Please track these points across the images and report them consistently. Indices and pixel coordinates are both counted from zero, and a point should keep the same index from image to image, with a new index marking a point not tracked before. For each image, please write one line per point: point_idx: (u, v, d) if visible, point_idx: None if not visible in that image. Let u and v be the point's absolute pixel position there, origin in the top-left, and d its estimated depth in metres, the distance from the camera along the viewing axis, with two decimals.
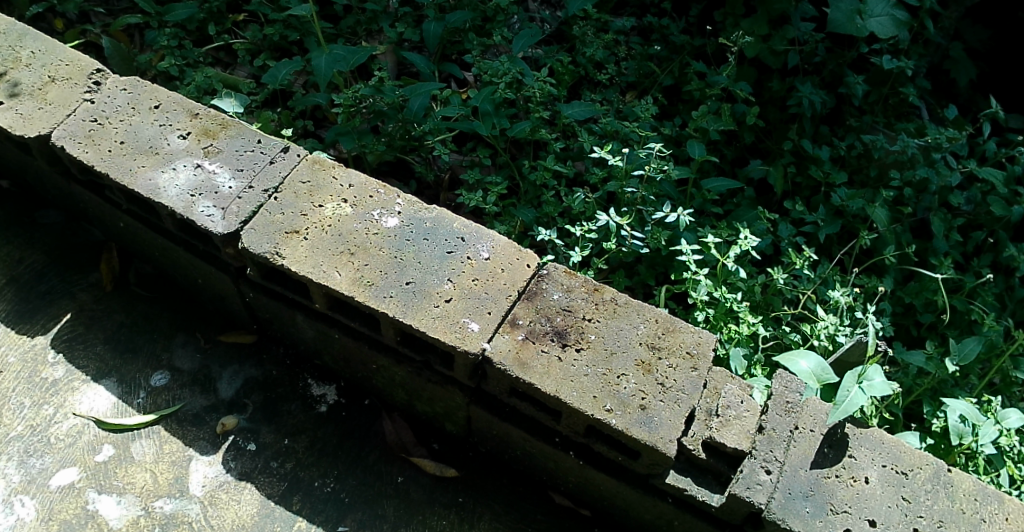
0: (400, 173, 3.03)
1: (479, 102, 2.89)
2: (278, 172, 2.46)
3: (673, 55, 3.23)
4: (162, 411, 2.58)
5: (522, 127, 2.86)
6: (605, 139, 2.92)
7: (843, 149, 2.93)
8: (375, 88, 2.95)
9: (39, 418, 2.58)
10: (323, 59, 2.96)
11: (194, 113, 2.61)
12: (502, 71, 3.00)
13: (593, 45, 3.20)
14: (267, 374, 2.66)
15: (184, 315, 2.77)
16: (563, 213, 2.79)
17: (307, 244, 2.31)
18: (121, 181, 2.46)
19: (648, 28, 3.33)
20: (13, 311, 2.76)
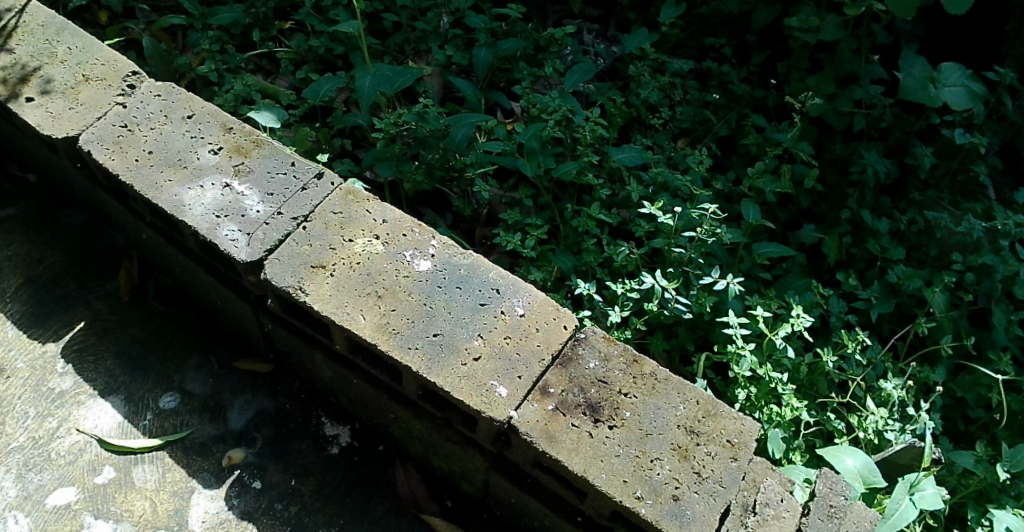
0: (438, 206, 2.92)
1: (525, 138, 2.75)
2: (310, 200, 2.33)
3: (731, 104, 3.07)
4: (167, 437, 2.47)
5: (568, 168, 2.73)
6: (654, 189, 2.78)
7: (903, 223, 2.78)
8: (417, 115, 2.79)
9: (42, 430, 2.48)
10: (366, 78, 2.83)
11: (227, 127, 2.50)
12: (552, 107, 2.86)
13: (649, 86, 3.05)
14: (279, 407, 2.54)
15: (199, 334, 2.66)
16: (604, 265, 2.65)
17: (332, 281, 2.18)
18: (145, 194, 2.35)
19: (706, 71, 3.17)
20: (28, 314, 2.67)
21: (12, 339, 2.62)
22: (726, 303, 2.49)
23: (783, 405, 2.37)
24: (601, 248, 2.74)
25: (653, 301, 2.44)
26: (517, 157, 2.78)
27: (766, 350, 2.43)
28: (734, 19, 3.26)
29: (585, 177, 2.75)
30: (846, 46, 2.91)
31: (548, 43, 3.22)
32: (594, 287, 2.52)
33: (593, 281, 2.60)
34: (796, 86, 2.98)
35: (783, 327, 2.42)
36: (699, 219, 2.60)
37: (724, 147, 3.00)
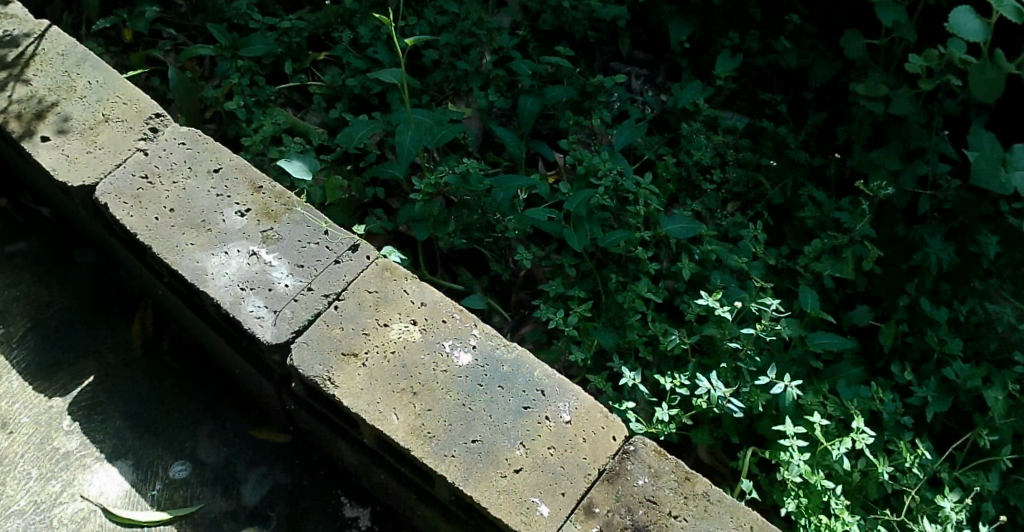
0: (479, 271, 2.79)
1: (573, 207, 2.58)
2: (342, 276, 2.20)
3: (786, 171, 2.88)
4: (177, 510, 2.32)
5: (617, 237, 2.56)
6: (704, 264, 2.61)
7: (962, 312, 2.60)
8: (459, 175, 2.65)
9: (44, 494, 2.32)
10: (408, 136, 2.68)
11: (256, 185, 2.35)
12: (605, 169, 2.69)
13: (702, 145, 2.87)
14: (296, 483, 2.41)
15: (215, 397, 2.52)
16: (647, 346, 2.50)
17: (364, 372, 2.06)
18: (165, 258, 2.20)
19: (761, 131, 2.97)
20: (34, 363, 2.51)
21: (15, 391, 2.46)
22: (780, 404, 2.34)
23: (834, 518, 2.14)
24: (645, 323, 2.57)
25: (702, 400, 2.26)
26: (563, 226, 2.62)
27: (818, 458, 2.26)
28: (792, 72, 3.09)
29: (632, 247, 2.61)
30: (914, 120, 2.78)
31: (595, 92, 3.04)
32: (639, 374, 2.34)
33: (635, 364, 2.44)
34: (861, 160, 2.79)
35: (842, 437, 2.25)
36: (757, 314, 2.47)
37: (778, 216, 2.83)
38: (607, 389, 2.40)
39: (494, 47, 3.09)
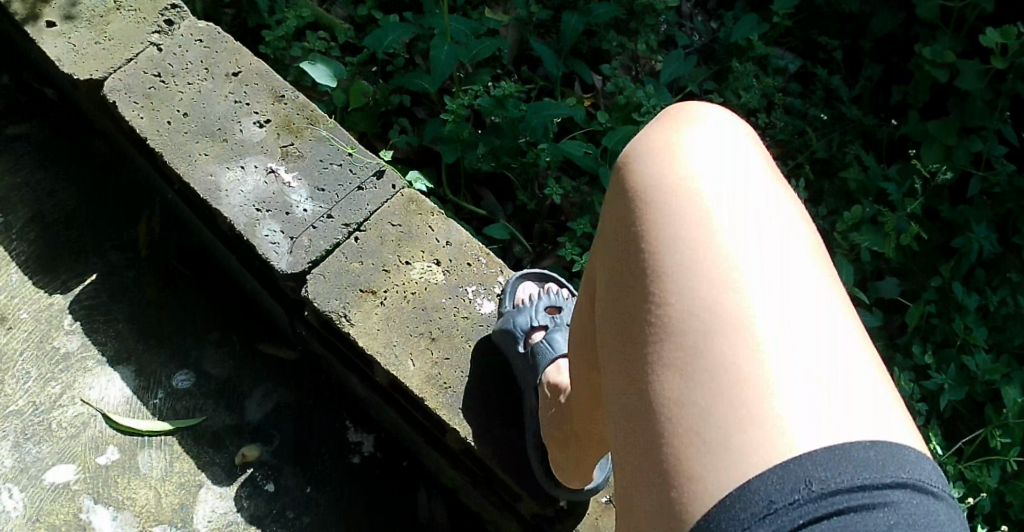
0: (503, 197, 2.67)
1: (611, 144, 2.49)
2: (365, 204, 2.09)
3: (835, 124, 2.74)
4: (178, 422, 2.28)
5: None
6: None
7: (992, 303, 2.48)
8: (495, 98, 2.49)
9: (44, 395, 2.28)
10: (445, 47, 2.54)
11: (278, 94, 2.20)
12: (650, 106, 2.57)
13: (747, 89, 2.73)
14: (301, 403, 2.36)
15: (222, 307, 2.44)
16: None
17: (382, 312, 1.97)
18: (176, 168, 2.08)
19: (812, 76, 2.87)
20: (37, 257, 2.43)
21: (16, 285, 2.38)
22: None
23: None
24: None
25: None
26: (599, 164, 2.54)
27: None
28: (853, 18, 2.90)
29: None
30: (980, 98, 2.59)
31: (640, 14, 2.88)
32: None
33: None
34: (916, 128, 2.64)
35: None
36: None
37: (821, 171, 2.70)
38: None
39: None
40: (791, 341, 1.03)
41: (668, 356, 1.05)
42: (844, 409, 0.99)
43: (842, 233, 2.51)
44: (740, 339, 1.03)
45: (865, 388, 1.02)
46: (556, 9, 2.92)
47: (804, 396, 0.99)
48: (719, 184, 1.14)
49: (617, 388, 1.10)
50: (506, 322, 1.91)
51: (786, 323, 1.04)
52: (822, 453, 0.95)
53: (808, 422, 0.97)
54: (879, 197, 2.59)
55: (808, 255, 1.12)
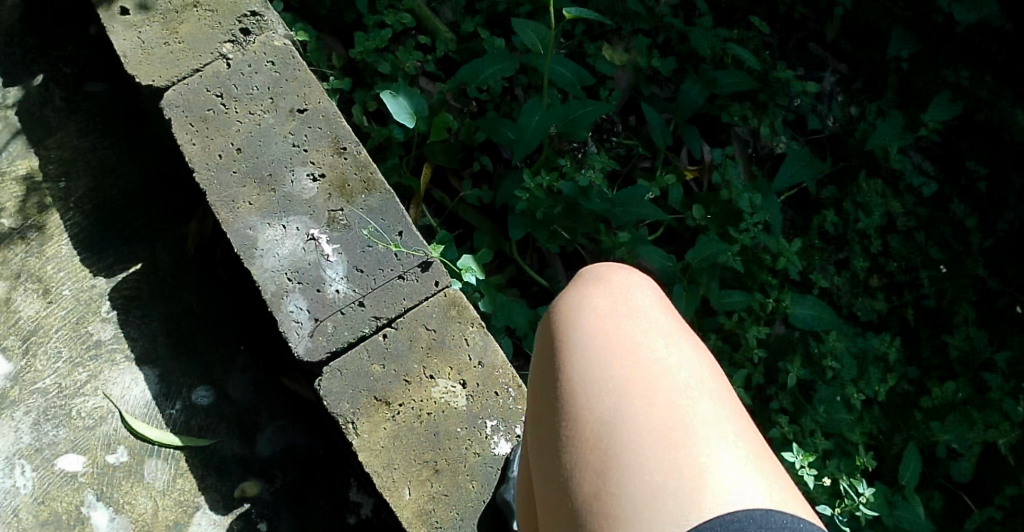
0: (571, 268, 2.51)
1: (693, 258, 2.24)
2: (401, 298, 2.00)
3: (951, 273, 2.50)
4: (191, 439, 2.32)
5: (736, 301, 2.25)
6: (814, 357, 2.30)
7: None
8: (577, 184, 2.25)
9: (70, 379, 2.30)
10: (536, 114, 2.28)
11: (339, 146, 2.05)
12: (751, 222, 2.31)
13: (866, 209, 2.49)
14: (311, 448, 2.42)
15: (254, 330, 2.48)
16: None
17: (391, 426, 1.95)
18: (216, 211, 1.96)
19: (944, 206, 2.58)
20: (86, 233, 2.43)
21: (62, 259, 2.38)
22: None
23: None
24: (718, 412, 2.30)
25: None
26: (677, 282, 2.26)
27: None
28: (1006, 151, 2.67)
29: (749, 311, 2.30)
30: None
31: (776, 89, 2.59)
32: None
33: None
34: None
35: None
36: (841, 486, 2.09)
37: (925, 320, 2.45)
38: None
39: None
40: (689, 446, 1.17)
41: (581, 468, 1.19)
42: (744, 494, 1.12)
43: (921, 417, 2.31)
44: (647, 443, 1.17)
45: (764, 473, 1.16)
46: (684, 55, 2.63)
47: (707, 472, 1.14)
48: (625, 319, 1.29)
49: (545, 501, 1.23)
50: (509, 490, 1.88)
51: (685, 428, 1.18)
52: (729, 512, 1.09)
53: (715, 508, 1.11)
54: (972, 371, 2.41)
55: (700, 370, 1.26)
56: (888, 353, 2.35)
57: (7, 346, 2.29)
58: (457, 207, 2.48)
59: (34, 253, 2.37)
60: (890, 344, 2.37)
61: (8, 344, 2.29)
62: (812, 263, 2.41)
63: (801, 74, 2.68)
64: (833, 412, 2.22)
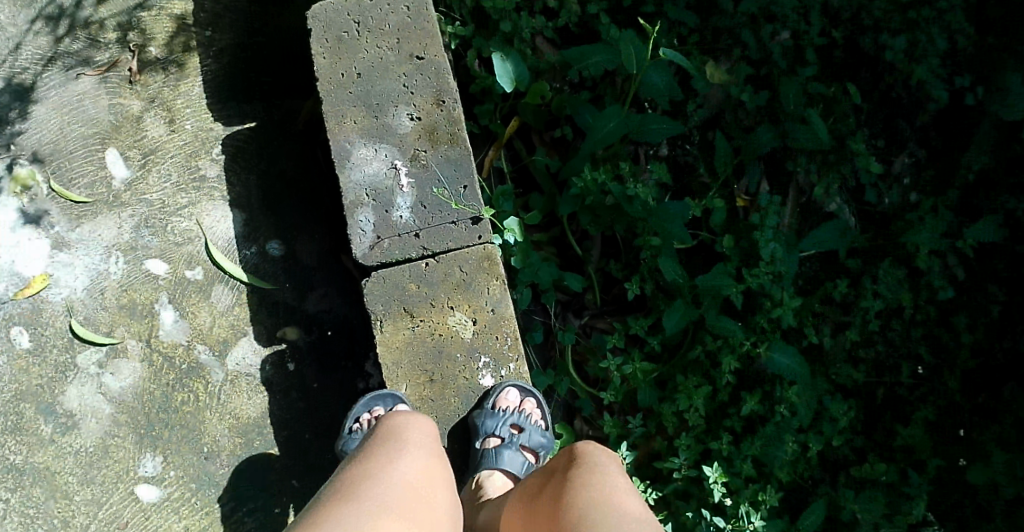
0: (608, 252, 2.87)
1: (700, 283, 2.66)
2: (449, 239, 2.36)
3: (929, 373, 2.83)
4: (255, 279, 2.82)
5: (727, 328, 2.65)
6: (773, 398, 2.73)
7: None
8: (624, 190, 2.66)
9: (172, 200, 2.82)
10: (613, 121, 2.65)
11: (440, 97, 2.38)
12: (764, 270, 2.70)
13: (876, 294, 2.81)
14: (349, 316, 2.88)
15: (332, 207, 2.90)
16: (664, 439, 2.74)
17: (408, 334, 2.38)
18: (326, 121, 2.35)
19: (948, 311, 2.85)
20: (218, 82, 2.87)
21: (194, 98, 2.86)
22: None
23: None
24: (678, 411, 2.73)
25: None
26: (680, 299, 2.69)
27: None
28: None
29: (731, 342, 2.71)
30: None
31: (849, 155, 2.89)
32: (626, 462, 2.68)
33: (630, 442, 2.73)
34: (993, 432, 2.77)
35: None
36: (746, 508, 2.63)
37: (886, 399, 2.83)
38: (610, 435, 2.73)
39: (792, 26, 2.89)
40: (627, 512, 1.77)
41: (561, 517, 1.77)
42: None
43: (845, 477, 2.74)
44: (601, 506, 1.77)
45: None
46: (772, 96, 2.88)
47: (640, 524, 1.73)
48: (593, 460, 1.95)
49: None
50: (480, 416, 2.36)
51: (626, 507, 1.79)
52: None
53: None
54: (906, 459, 2.77)
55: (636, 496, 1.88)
56: (838, 420, 2.73)
57: (129, 157, 2.81)
58: (529, 163, 2.83)
59: (170, 85, 2.85)
60: (845, 414, 2.74)
61: (130, 155, 2.82)
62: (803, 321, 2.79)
63: (880, 145, 2.95)
64: (771, 448, 2.67)
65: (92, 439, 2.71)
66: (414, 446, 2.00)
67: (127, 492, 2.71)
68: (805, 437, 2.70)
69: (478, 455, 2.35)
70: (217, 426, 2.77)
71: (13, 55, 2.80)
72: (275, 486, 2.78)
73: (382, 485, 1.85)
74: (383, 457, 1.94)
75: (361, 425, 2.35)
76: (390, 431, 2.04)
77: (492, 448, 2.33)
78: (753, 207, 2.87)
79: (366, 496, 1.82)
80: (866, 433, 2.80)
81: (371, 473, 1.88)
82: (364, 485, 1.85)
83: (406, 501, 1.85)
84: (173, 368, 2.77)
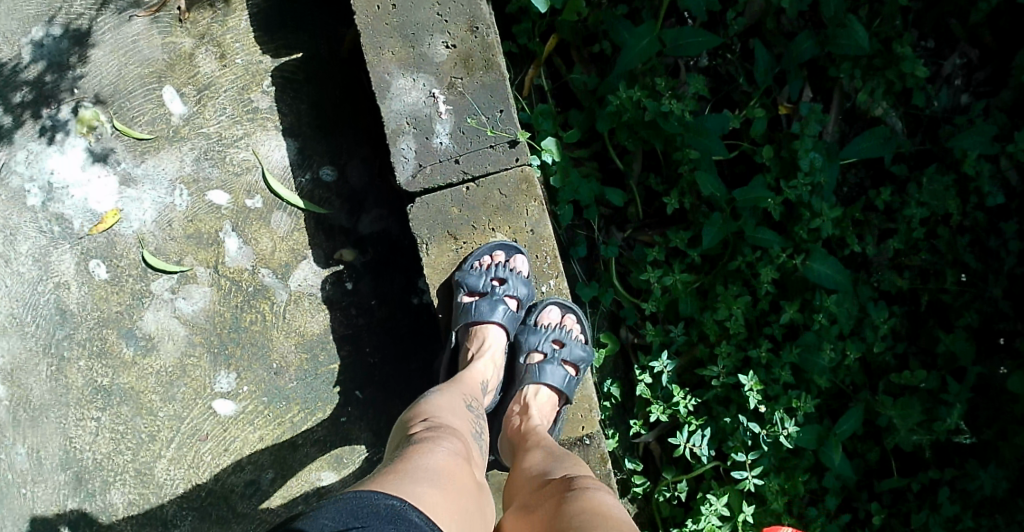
0: (648, 165, 2.91)
1: (738, 196, 2.75)
2: (488, 164, 2.45)
3: (972, 280, 2.92)
4: (310, 205, 2.97)
5: (766, 240, 2.78)
6: (812, 306, 2.85)
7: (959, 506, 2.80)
8: (661, 108, 2.70)
9: (228, 133, 2.99)
10: (646, 38, 2.67)
11: (473, 25, 2.44)
12: (803, 182, 2.77)
13: (922, 202, 2.90)
14: (401, 236, 3.01)
15: (379, 132, 3.01)
16: (706, 346, 2.89)
17: (453, 256, 2.50)
18: (365, 54, 2.42)
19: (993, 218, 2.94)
20: (265, 16, 3.00)
21: (242, 32, 3.00)
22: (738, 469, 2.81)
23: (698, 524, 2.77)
24: (720, 321, 2.86)
25: (689, 424, 2.83)
26: (719, 213, 2.78)
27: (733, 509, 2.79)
28: None
29: (770, 253, 2.82)
30: None
31: (895, 60, 2.87)
32: (668, 370, 2.85)
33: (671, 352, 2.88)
34: None
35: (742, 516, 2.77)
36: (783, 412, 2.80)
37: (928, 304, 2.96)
38: (652, 342, 2.87)
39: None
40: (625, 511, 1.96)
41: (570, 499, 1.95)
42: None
43: (885, 382, 2.90)
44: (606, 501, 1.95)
45: None
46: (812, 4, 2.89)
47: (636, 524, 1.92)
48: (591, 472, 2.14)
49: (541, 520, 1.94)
50: (526, 331, 2.56)
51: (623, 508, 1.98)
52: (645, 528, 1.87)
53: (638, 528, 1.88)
54: (945, 360, 2.89)
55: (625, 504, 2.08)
56: (879, 327, 2.88)
57: (185, 94, 2.99)
58: (569, 81, 2.84)
59: (219, 20, 3.01)
60: (885, 320, 2.89)
61: (186, 92, 2.99)
62: (846, 228, 2.91)
63: (930, 47, 3.02)
64: (810, 354, 2.82)
65: (170, 359, 2.97)
66: (462, 424, 2.18)
67: (205, 407, 2.97)
68: (845, 343, 2.84)
69: (523, 370, 2.54)
70: (284, 344, 2.98)
71: (67, 2, 2.99)
72: (340, 397, 2.98)
73: (447, 448, 2.02)
74: (418, 430, 2.09)
75: (486, 265, 2.47)
76: (440, 407, 2.20)
77: (535, 363, 2.51)
78: (793, 118, 2.90)
79: (434, 456, 1.97)
80: (911, 339, 2.98)
81: (437, 436, 2.04)
82: (429, 443, 2.01)
83: (465, 469, 2.02)
84: (240, 291, 2.97)
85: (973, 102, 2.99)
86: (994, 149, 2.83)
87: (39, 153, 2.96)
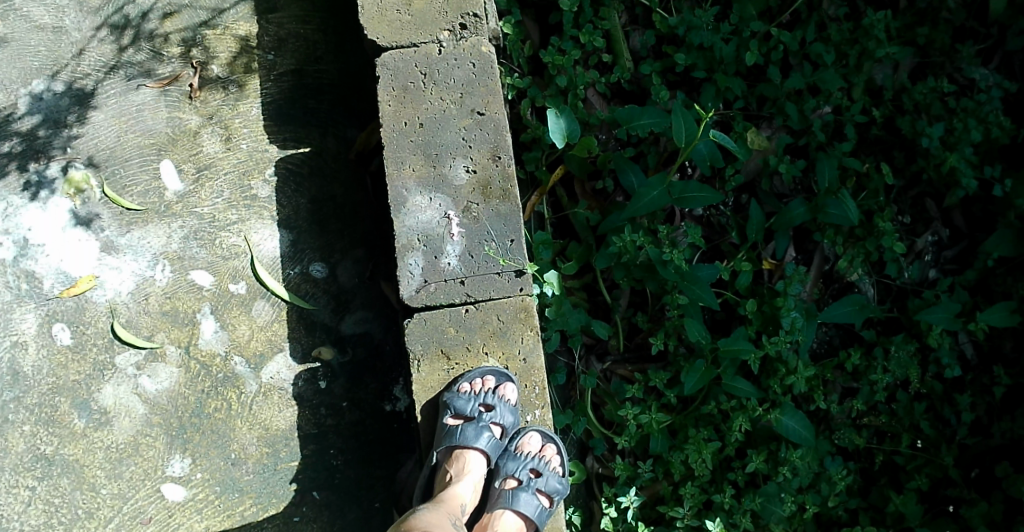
0: (634, 302, 3.00)
1: (723, 345, 2.83)
2: (491, 291, 2.49)
3: (927, 444, 3.03)
4: (296, 298, 2.94)
5: (742, 390, 2.85)
6: (777, 458, 2.93)
7: None
8: (660, 254, 2.79)
9: (223, 216, 2.95)
10: (656, 190, 2.75)
11: (495, 154, 2.53)
12: (784, 338, 2.88)
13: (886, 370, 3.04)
14: (382, 341, 2.98)
15: (376, 236, 3.02)
16: (669, 483, 2.92)
17: (444, 374, 2.52)
18: (386, 166, 2.51)
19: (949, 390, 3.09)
20: (278, 107, 3.02)
21: (252, 119, 3.00)
22: None
23: None
24: (687, 461, 2.89)
25: None
26: (701, 361, 2.86)
27: None
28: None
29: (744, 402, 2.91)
30: None
31: (875, 232, 3.05)
32: (634, 506, 2.86)
33: (637, 487, 2.89)
34: (975, 503, 2.96)
35: None
36: None
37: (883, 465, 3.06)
38: (620, 476, 2.89)
39: (834, 104, 3.09)
40: None
41: None
42: None
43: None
44: None
45: None
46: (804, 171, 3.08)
47: None
48: None
49: None
50: (504, 458, 2.55)
51: None
52: None
53: None
54: (896, 520, 2.97)
55: None
56: (835, 482, 2.95)
57: (184, 170, 2.96)
58: (570, 214, 2.92)
59: (229, 103, 3.00)
60: (842, 477, 2.97)
61: (186, 169, 2.96)
62: (815, 384, 3.01)
63: (906, 222, 3.23)
64: (770, 502, 2.87)
65: (123, 436, 2.84)
66: None
67: (153, 489, 2.83)
68: (803, 497, 2.91)
69: (495, 494, 2.52)
70: (246, 434, 2.88)
71: (76, 61, 2.97)
72: (296, 495, 2.87)
73: None
74: None
75: (475, 390, 2.47)
76: (431, 521, 2.19)
77: (509, 489, 2.50)
78: (777, 275, 3.04)
79: None
80: (864, 497, 3.05)
81: None
82: None
83: None
84: (209, 376, 2.89)
85: (940, 277, 3.18)
86: (958, 326, 2.98)
87: (18, 207, 2.88)
